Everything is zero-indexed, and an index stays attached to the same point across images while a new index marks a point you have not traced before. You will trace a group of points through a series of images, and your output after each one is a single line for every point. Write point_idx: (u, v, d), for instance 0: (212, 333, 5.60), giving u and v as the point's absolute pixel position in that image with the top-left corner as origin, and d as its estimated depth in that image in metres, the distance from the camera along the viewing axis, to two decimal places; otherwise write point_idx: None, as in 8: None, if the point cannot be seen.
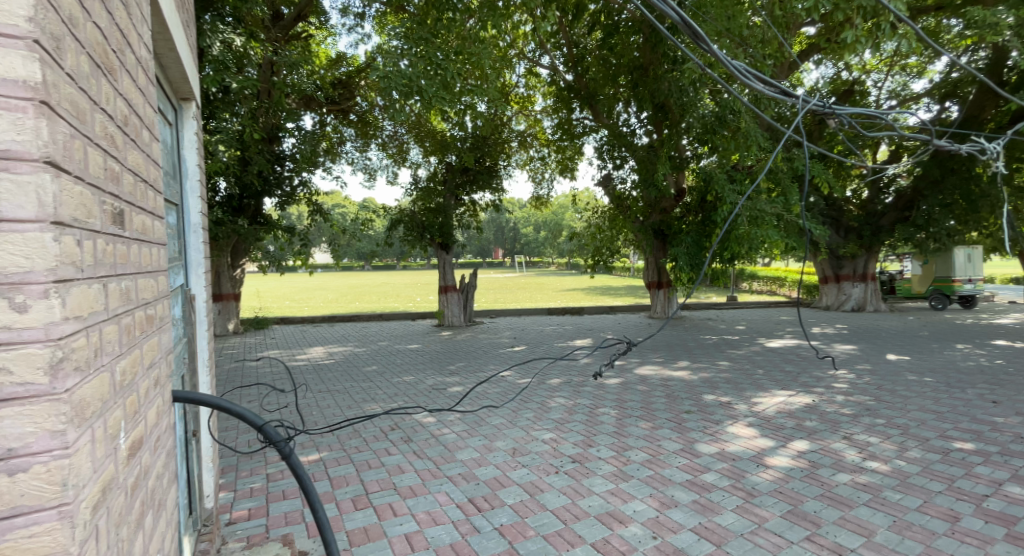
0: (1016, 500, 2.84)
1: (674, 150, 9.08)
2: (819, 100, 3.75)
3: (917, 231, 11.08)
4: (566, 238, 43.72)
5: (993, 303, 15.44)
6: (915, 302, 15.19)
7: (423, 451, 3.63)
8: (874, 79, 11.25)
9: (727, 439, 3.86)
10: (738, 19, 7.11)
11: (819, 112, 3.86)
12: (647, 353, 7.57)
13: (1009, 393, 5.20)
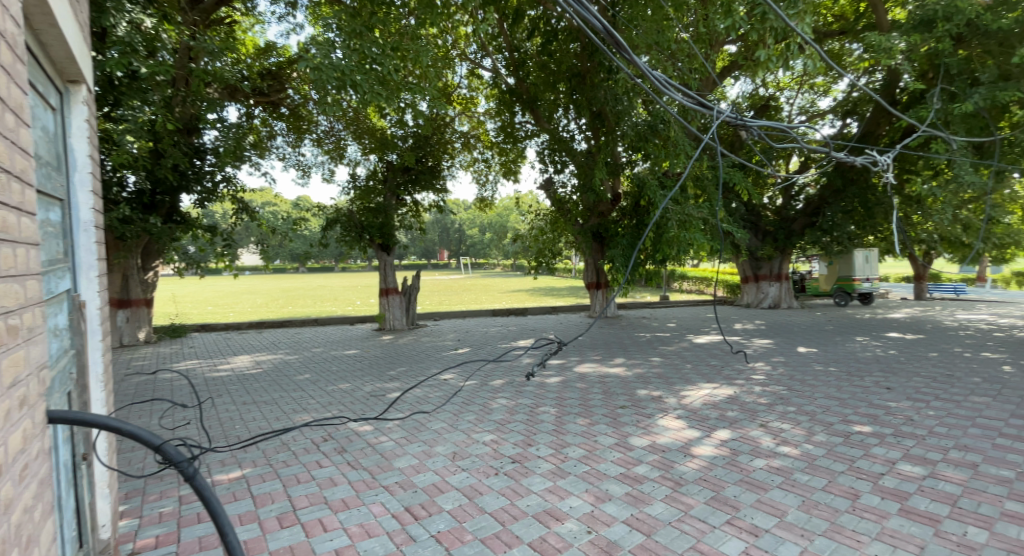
0: (906, 477, 3.17)
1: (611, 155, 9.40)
2: (733, 113, 4.05)
3: (824, 234, 12.17)
4: (509, 240, 44.00)
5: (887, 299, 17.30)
6: (823, 299, 16.69)
7: (357, 461, 3.48)
8: (788, 96, 12.25)
9: (658, 432, 4.02)
10: (667, 34, 7.41)
11: (733, 124, 4.16)
12: (585, 351, 7.78)
13: (899, 380, 5.83)
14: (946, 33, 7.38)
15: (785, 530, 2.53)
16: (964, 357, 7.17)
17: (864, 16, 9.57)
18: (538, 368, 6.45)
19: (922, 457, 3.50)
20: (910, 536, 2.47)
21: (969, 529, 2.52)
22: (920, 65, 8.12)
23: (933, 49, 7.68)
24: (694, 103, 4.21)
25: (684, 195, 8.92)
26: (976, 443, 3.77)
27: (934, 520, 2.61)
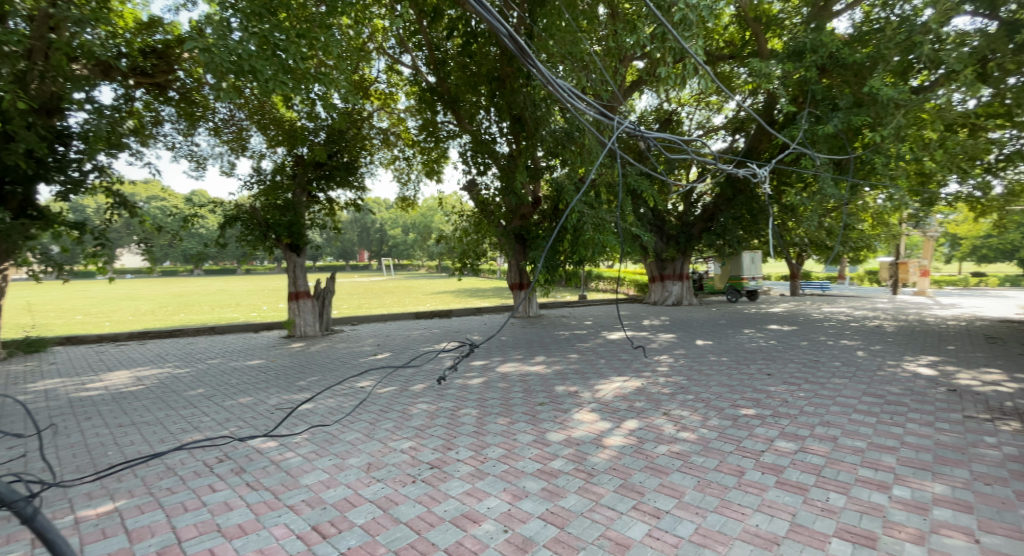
0: (782, 452, 3.57)
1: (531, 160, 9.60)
2: (631, 123, 4.41)
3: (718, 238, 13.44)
4: (432, 241, 43.39)
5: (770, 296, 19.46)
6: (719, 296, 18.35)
7: (258, 482, 3.22)
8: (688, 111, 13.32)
9: (573, 426, 4.17)
10: (579, 46, 7.72)
11: (632, 133, 4.53)
12: (506, 351, 7.85)
13: (779, 366, 6.58)
14: (813, 63, 8.47)
15: (683, 510, 2.73)
16: (831, 345, 8.23)
17: (749, 43, 10.64)
18: (460, 370, 6.40)
19: (795, 433, 3.96)
20: (785, 504, 2.78)
21: (830, 496, 2.89)
22: (795, 91, 9.17)
23: (803, 77, 8.75)
24: (597, 113, 4.55)
25: (597, 200, 9.36)
26: (837, 419, 4.35)
27: (804, 489, 2.97)
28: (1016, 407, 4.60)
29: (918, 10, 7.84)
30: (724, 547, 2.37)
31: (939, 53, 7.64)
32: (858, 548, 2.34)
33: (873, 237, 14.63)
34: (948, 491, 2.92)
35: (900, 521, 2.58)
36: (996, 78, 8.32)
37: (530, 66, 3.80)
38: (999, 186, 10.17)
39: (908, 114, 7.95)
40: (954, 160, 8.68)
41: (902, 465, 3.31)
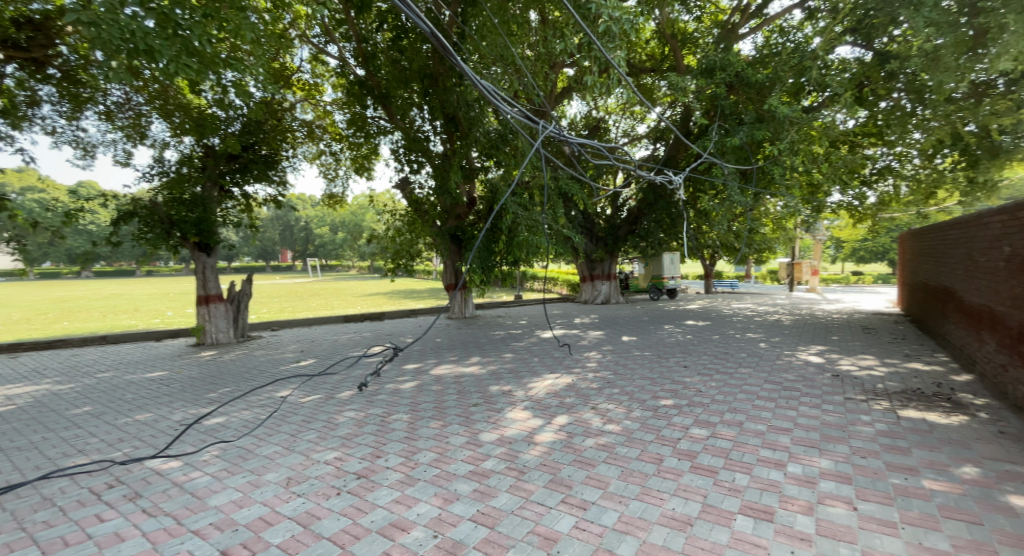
0: (696, 438, 3.95)
1: (465, 159, 9.54)
2: (555, 128, 4.88)
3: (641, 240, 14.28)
4: (361, 240, 42.08)
5: (689, 293, 20.91)
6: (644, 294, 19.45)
7: (157, 507, 3.07)
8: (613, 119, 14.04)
9: (506, 425, 4.33)
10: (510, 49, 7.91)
11: (557, 137, 5.01)
12: (440, 353, 7.88)
13: (694, 359, 7.18)
14: (722, 80, 9.27)
15: (607, 500, 2.97)
16: (738, 338, 9.05)
17: (667, 59, 11.40)
18: (390, 375, 6.36)
19: (707, 420, 4.39)
20: (697, 487, 3.11)
21: (736, 476, 3.26)
22: (706, 105, 9.89)
23: (714, 93, 9.53)
24: (523, 117, 4.97)
25: (530, 201, 9.60)
26: (742, 405, 4.86)
27: (714, 472, 3.33)
28: (884, 388, 5.37)
29: (809, 37, 8.80)
30: (644, 532, 2.63)
31: (825, 76, 8.65)
32: (758, 522, 2.69)
33: (774, 240, 16.19)
34: (831, 465, 3.39)
35: (792, 495, 2.98)
36: (871, 101, 9.54)
37: (476, 82, 4.11)
38: (873, 196, 11.68)
39: (800, 130, 8.94)
40: (837, 172, 9.87)
41: (796, 444, 3.79)
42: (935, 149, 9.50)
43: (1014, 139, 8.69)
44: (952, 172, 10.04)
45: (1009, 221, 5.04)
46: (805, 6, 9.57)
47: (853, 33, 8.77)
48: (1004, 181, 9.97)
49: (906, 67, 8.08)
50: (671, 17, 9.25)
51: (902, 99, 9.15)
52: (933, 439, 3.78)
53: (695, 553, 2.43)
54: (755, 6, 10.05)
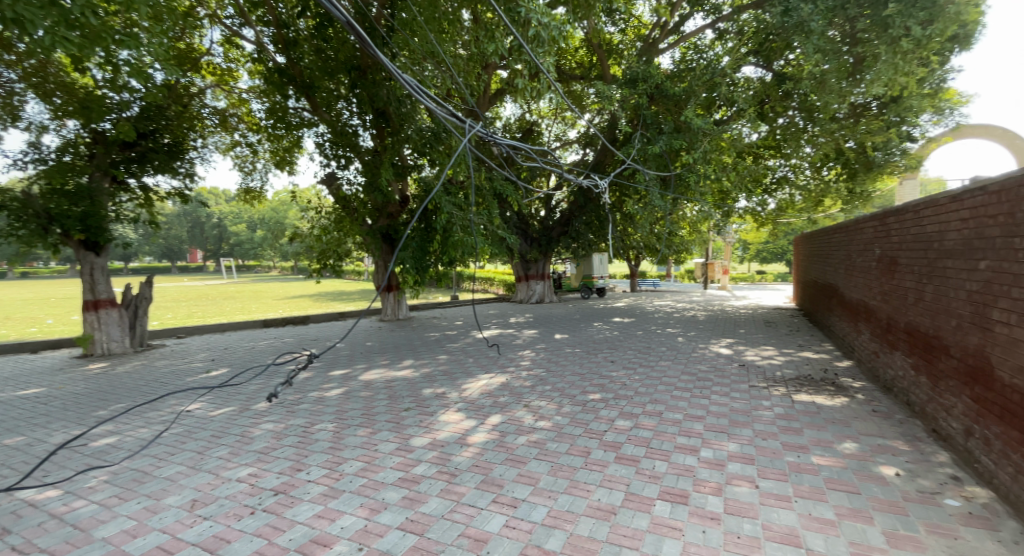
0: (621, 430, 4.14)
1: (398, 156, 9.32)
2: (482, 127, 5.04)
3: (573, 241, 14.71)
4: (283, 239, 39.77)
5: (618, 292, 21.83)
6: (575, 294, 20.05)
7: (29, 545, 2.71)
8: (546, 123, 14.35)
9: (438, 428, 4.28)
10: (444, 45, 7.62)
11: (483, 136, 5.19)
12: (370, 356, 7.63)
13: (621, 354, 7.52)
14: (645, 90, 9.79)
15: (537, 496, 3.03)
16: (660, 333, 9.60)
17: (595, 67, 11.82)
18: (314, 382, 6.06)
19: (631, 412, 4.61)
20: (621, 477, 3.27)
21: (657, 464, 3.46)
22: (630, 115, 10.34)
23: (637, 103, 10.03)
24: (447, 115, 4.98)
25: (465, 201, 9.50)
26: (663, 396, 5.16)
27: (636, 461, 3.51)
28: (783, 375, 5.95)
29: (718, 56, 9.54)
30: (571, 524, 2.71)
31: (732, 92, 9.40)
32: (675, 506, 2.88)
33: (691, 242, 17.32)
34: (738, 448, 3.70)
35: (705, 478, 3.21)
36: (771, 117, 10.49)
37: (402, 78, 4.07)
38: (773, 202, 12.89)
39: (712, 141, 9.66)
40: (743, 180, 10.77)
41: (708, 430, 4.10)
42: (824, 162, 10.70)
43: (885, 155, 9.85)
44: (836, 183, 11.31)
45: (880, 226, 5.75)
46: (716, 27, 10.33)
47: (757, 55, 9.62)
48: (876, 191, 11.39)
49: (800, 88, 8.96)
50: (597, 28, 9.63)
51: (796, 116, 10.06)
52: (822, 419, 4.24)
53: (619, 540, 2.55)
54: (673, 23, 10.67)
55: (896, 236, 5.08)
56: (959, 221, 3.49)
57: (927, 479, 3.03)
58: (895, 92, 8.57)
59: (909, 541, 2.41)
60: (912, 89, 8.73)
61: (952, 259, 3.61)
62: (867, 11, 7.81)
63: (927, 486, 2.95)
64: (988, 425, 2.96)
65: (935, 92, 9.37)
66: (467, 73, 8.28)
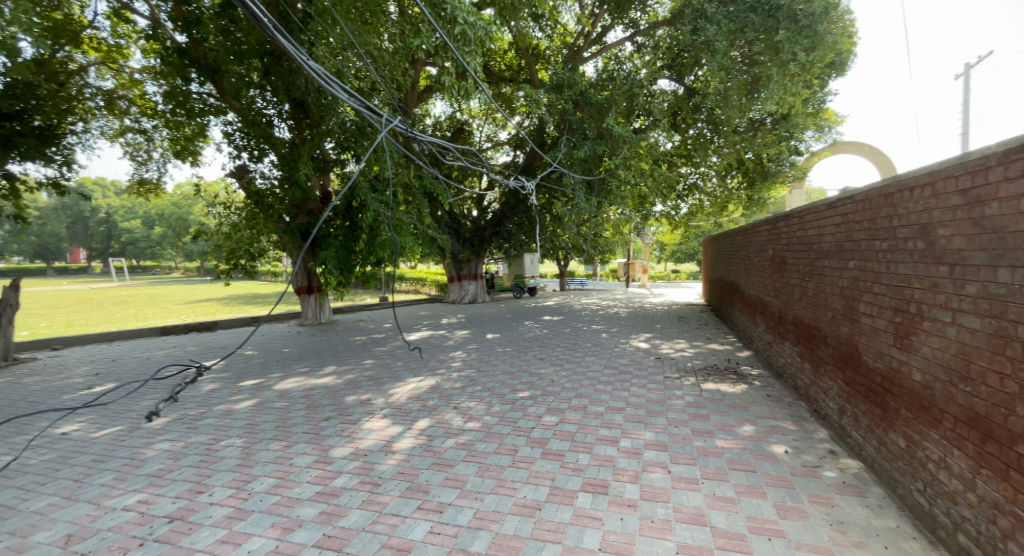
0: (548, 426, 4.23)
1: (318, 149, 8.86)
2: (399, 122, 4.86)
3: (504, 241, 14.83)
4: (186, 237, 36.33)
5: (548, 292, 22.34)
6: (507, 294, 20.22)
7: None
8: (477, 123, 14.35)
9: (361, 436, 4.12)
10: (365, 37, 7.22)
11: (401, 131, 5.05)
12: (288, 363, 7.18)
13: (550, 351, 7.70)
14: (570, 97, 10.01)
15: (464, 499, 3.02)
16: (586, 330, 9.95)
17: (522, 71, 11.96)
18: (221, 395, 5.57)
19: (558, 408, 4.73)
20: (547, 472, 3.34)
21: (580, 457, 3.58)
22: (556, 119, 10.51)
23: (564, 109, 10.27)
24: (363, 107, 4.61)
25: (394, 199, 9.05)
26: (587, 390, 5.35)
27: (561, 455, 3.61)
28: (694, 366, 6.41)
29: (637, 69, 10.10)
30: (497, 524, 2.73)
31: (649, 103, 9.97)
32: (596, 496, 3.00)
33: (614, 243, 18.10)
34: (653, 436, 3.93)
35: (623, 467, 3.37)
36: (683, 128, 11.17)
37: (306, 63, 3.83)
38: (685, 207, 13.84)
39: (632, 148, 10.18)
40: (659, 186, 11.47)
41: (627, 421, 4.31)
42: (729, 171, 11.69)
43: (777, 166, 11.04)
44: (737, 191, 12.38)
45: (772, 231, 6.38)
46: (634, 41, 10.90)
47: (670, 70, 10.31)
48: (770, 199, 12.66)
49: (706, 102, 9.70)
50: (524, 32, 9.78)
51: (704, 128, 10.85)
52: (726, 405, 4.62)
53: (543, 536, 2.61)
54: (596, 33, 11.09)
55: (784, 239, 5.65)
56: (833, 226, 3.96)
57: (810, 455, 3.40)
58: (784, 110, 9.65)
59: (795, 511, 2.69)
60: (798, 108, 9.83)
61: (828, 259, 4.08)
62: (761, 35, 8.57)
63: (810, 460, 3.32)
64: (856, 404, 3.38)
65: (818, 112, 10.57)
66: (391, 68, 7.99)
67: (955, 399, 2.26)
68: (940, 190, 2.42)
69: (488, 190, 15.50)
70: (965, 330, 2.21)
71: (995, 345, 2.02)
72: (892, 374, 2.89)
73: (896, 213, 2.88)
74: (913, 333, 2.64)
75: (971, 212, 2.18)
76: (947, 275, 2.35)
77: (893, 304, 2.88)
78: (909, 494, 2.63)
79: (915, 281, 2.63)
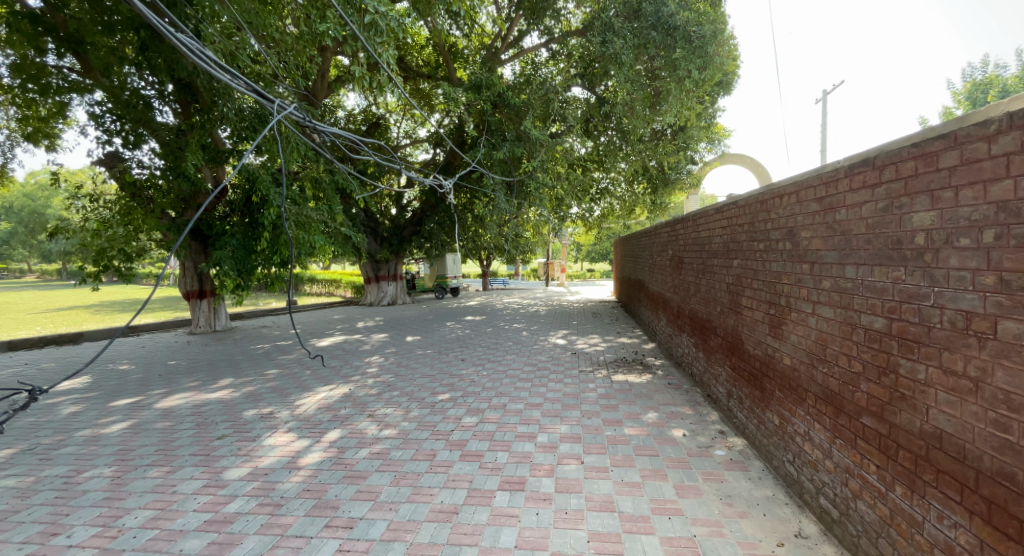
0: (467, 428, 4.22)
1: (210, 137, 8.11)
2: (295, 110, 4.42)
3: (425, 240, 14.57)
4: (43, 234, 31.12)
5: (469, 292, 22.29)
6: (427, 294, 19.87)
7: None
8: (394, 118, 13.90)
9: (261, 454, 3.81)
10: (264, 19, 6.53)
11: (298, 122, 4.61)
12: (174, 378, 6.44)
13: (471, 351, 7.69)
14: (488, 98, 9.90)
15: (377, 511, 2.91)
16: (506, 329, 10.06)
17: (440, 68, 11.73)
18: (86, 418, 4.87)
19: (478, 408, 4.73)
20: (465, 475, 3.32)
21: (498, 456, 3.61)
22: (475, 119, 10.47)
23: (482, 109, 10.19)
24: (253, 90, 4.11)
25: (301, 195, 8.42)
26: (507, 389, 5.41)
27: (480, 456, 3.61)
28: (606, 359, 6.74)
29: (553, 76, 10.40)
30: (412, 534, 2.67)
31: (564, 109, 10.30)
32: (513, 494, 3.04)
33: (533, 244, 18.46)
34: (568, 429, 4.07)
35: (540, 462, 3.46)
36: (595, 135, 11.51)
37: (173, 36, 3.19)
38: (598, 210, 14.49)
39: (548, 151, 10.43)
40: (574, 188, 11.91)
41: (544, 416, 4.42)
42: (636, 176, 12.47)
43: (677, 175, 12.08)
44: (643, 195, 13.22)
45: (671, 232, 6.88)
46: (549, 48, 11.17)
47: (583, 78, 10.75)
48: (671, 203, 13.68)
49: (615, 112, 10.21)
50: (441, 29, 9.64)
51: (614, 137, 11.30)
52: (633, 395, 4.92)
53: (459, 540, 2.59)
54: (513, 37, 11.21)
55: (681, 240, 6.13)
56: (721, 228, 4.38)
57: (704, 436, 3.73)
58: (682, 121, 10.48)
59: (691, 490, 2.94)
60: (693, 121, 10.74)
61: (717, 258, 4.51)
62: (661, 52, 9.14)
63: (704, 441, 3.64)
64: (740, 387, 3.76)
65: (709, 126, 11.63)
66: (295, 55, 7.40)
67: (816, 379, 2.59)
68: (803, 198, 2.76)
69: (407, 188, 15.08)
70: (823, 319, 2.54)
71: (845, 331, 2.34)
72: (768, 360, 3.24)
73: (770, 217, 3.24)
74: (784, 323, 2.98)
75: (826, 217, 2.51)
76: (808, 271, 2.69)
77: (768, 297, 3.24)
78: (782, 464, 2.97)
79: (784, 278, 2.98)
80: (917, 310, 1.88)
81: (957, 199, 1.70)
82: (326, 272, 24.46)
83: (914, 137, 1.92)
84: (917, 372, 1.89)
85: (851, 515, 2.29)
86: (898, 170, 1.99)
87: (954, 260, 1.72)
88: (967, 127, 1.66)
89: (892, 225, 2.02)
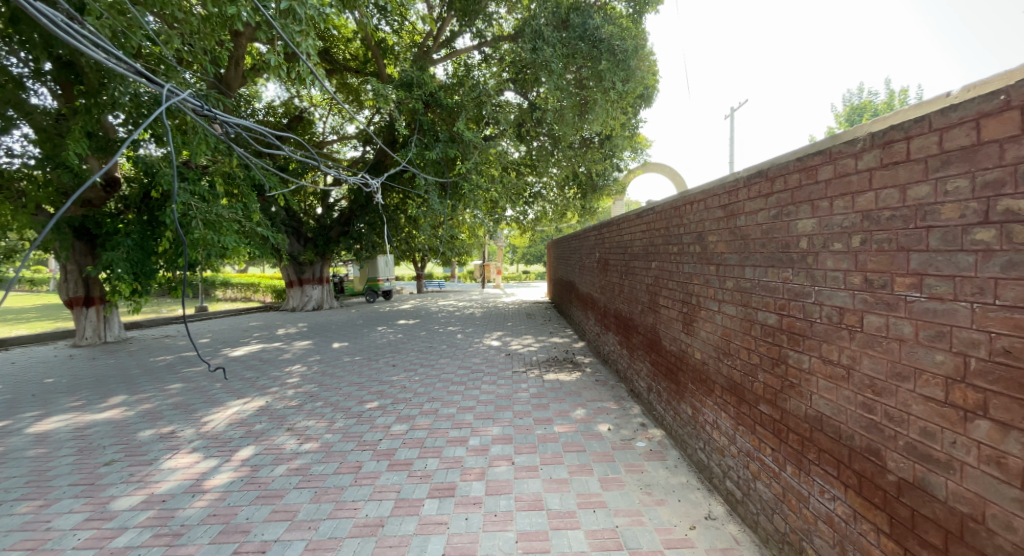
0: (395, 436, 4.10)
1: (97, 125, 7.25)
2: (193, 98, 4.00)
3: (354, 242, 13.99)
4: None
5: (401, 295, 21.71)
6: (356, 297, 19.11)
7: None
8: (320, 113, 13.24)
9: (158, 479, 3.46)
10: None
11: (197, 111, 4.17)
12: (53, 398, 5.68)
13: (402, 356, 7.50)
14: (419, 96, 9.70)
15: (294, 531, 2.76)
16: (440, 332, 9.93)
17: (369, 63, 11.31)
18: None
19: (408, 415, 4.61)
20: (392, 485, 3.22)
21: (428, 462, 3.55)
22: (406, 118, 10.21)
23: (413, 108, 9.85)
24: (139, 69, 3.66)
25: (212, 192, 7.77)
26: (438, 393, 5.33)
27: (409, 464, 3.53)
28: (538, 359, 6.86)
29: (486, 79, 10.41)
30: (332, 552, 2.55)
31: (497, 113, 10.08)
32: (442, 501, 3.00)
33: (467, 246, 18.35)
34: (500, 430, 4.08)
35: (470, 466, 3.44)
36: (528, 139, 11.63)
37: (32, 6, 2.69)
38: (531, 213, 14.70)
39: (481, 154, 10.30)
40: (508, 192, 12.00)
41: (477, 419, 4.41)
42: (566, 181, 12.81)
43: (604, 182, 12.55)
44: (573, 199, 13.56)
45: (598, 235, 7.14)
46: (482, 51, 11.18)
47: (515, 83, 10.81)
48: (600, 208, 14.19)
49: (547, 118, 10.40)
50: (370, 24, 9.34)
51: (546, 141, 11.51)
52: (563, 393, 5.03)
53: (383, 553, 2.52)
54: (444, 37, 11.08)
55: (607, 242, 6.37)
56: (641, 231, 4.60)
57: (627, 429, 3.90)
58: (608, 130, 10.91)
59: (614, 482, 3.06)
60: (619, 131, 11.22)
61: (637, 260, 4.75)
62: (588, 63, 9.49)
63: (627, 434, 3.81)
64: (659, 381, 3.98)
65: (634, 135, 12.20)
66: (203, 38, 6.81)
67: (722, 372, 2.81)
68: (710, 205, 2.97)
69: (334, 186, 14.41)
70: (727, 316, 2.75)
71: (745, 327, 2.55)
72: (682, 355, 3.45)
73: (683, 221, 3.45)
74: (695, 320, 3.19)
75: (728, 223, 2.73)
76: (714, 272, 2.90)
77: (681, 297, 3.46)
78: (694, 452, 3.18)
79: (695, 279, 3.19)
80: (802, 307, 2.10)
81: (831, 208, 1.92)
82: (243, 274, 22.81)
83: (799, 152, 2.14)
84: (802, 362, 2.10)
85: (751, 494, 2.50)
86: (786, 182, 2.20)
87: (830, 262, 1.93)
88: (839, 144, 1.88)
89: (781, 231, 2.23)
